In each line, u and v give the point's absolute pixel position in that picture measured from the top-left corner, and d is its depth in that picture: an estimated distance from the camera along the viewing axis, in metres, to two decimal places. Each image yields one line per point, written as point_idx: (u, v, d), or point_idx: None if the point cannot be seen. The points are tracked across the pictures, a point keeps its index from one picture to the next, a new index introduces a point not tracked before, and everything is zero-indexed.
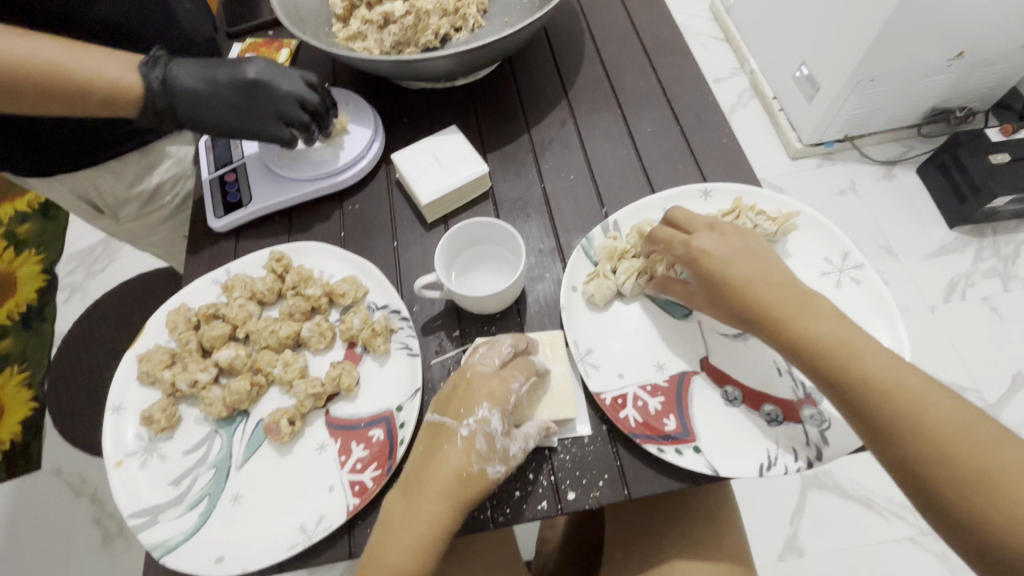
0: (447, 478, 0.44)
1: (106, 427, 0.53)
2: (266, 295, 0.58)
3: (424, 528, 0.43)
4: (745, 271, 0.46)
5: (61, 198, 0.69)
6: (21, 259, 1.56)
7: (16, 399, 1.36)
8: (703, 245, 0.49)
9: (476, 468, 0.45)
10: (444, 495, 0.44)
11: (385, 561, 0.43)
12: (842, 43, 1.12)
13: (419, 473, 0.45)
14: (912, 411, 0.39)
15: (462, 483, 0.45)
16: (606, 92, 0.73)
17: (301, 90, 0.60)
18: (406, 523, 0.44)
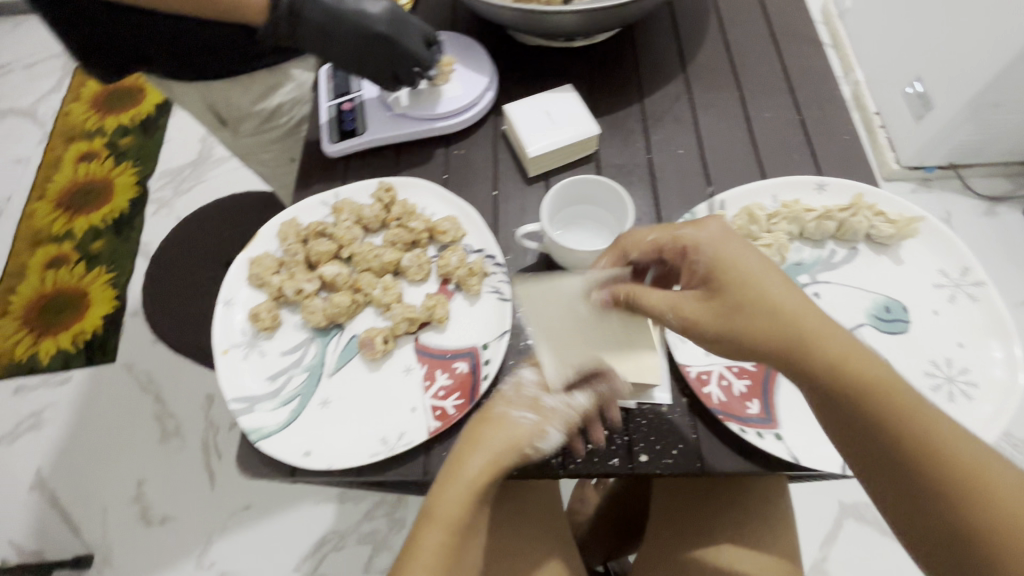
0: (496, 441, 0.47)
1: (217, 317, 0.57)
2: (371, 221, 0.61)
3: (470, 486, 0.46)
4: (763, 286, 0.42)
5: (191, 107, 0.73)
6: (122, 170, 1.70)
7: (100, 296, 1.50)
8: (720, 256, 0.44)
9: (501, 413, 0.49)
10: (488, 454, 0.47)
11: (436, 510, 0.45)
12: (972, 61, 1.05)
13: (475, 433, 0.48)
14: (939, 454, 0.35)
15: (508, 445, 0.47)
16: (725, 73, 0.71)
17: (419, 50, 0.63)
18: (454, 477, 0.46)
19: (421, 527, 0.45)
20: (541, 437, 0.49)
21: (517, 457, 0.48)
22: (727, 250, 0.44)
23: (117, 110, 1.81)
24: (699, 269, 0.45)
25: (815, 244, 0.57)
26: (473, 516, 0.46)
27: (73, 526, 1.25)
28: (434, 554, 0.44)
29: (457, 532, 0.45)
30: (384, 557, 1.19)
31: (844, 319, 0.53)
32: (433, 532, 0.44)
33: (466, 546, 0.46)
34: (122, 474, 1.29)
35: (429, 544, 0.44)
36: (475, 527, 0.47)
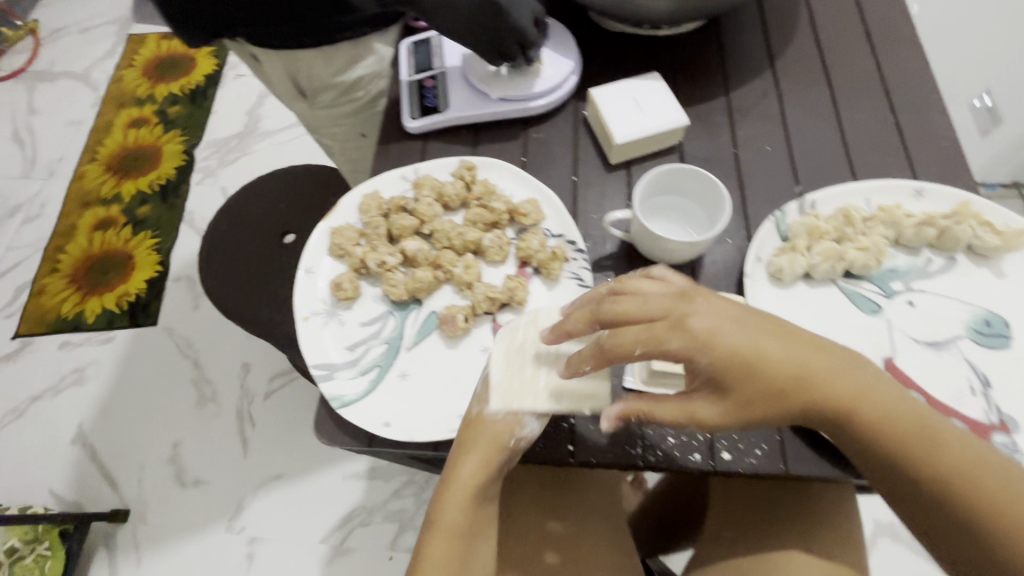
0: (484, 442, 0.46)
1: (299, 284, 0.57)
2: (452, 200, 0.61)
3: (467, 489, 0.47)
4: (744, 343, 0.39)
5: (272, 75, 0.74)
6: (170, 138, 1.73)
7: (145, 260, 1.52)
8: (687, 316, 0.40)
9: (478, 412, 0.48)
10: (478, 457, 0.47)
11: (440, 519, 0.46)
12: None
13: (462, 437, 0.48)
14: (953, 481, 0.39)
15: (495, 445, 0.46)
16: (817, 70, 0.69)
17: (527, 30, 0.61)
18: (452, 483, 0.47)
19: (428, 534, 0.46)
20: (522, 424, 0.47)
21: (507, 452, 0.47)
22: (698, 309, 0.40)
23: (168, 78, 1.84)
24: (673, 343, 0.39)
25: (910, 251, 0.55)
26: (473, 520, 0.47)
27: (111, 481, 1.28)
28: (442, 563, 0.45)
29: (461, 536, 0.46)
30: (407, 536, 1.19)
31: (941, 330, 0.52)
32: (437, 542, 0.45)
33: (472, 549, 0.47)
34: (159, 435, 1.32)
35: (435, 554, 0.45)
36: (478, 531, 0.48)
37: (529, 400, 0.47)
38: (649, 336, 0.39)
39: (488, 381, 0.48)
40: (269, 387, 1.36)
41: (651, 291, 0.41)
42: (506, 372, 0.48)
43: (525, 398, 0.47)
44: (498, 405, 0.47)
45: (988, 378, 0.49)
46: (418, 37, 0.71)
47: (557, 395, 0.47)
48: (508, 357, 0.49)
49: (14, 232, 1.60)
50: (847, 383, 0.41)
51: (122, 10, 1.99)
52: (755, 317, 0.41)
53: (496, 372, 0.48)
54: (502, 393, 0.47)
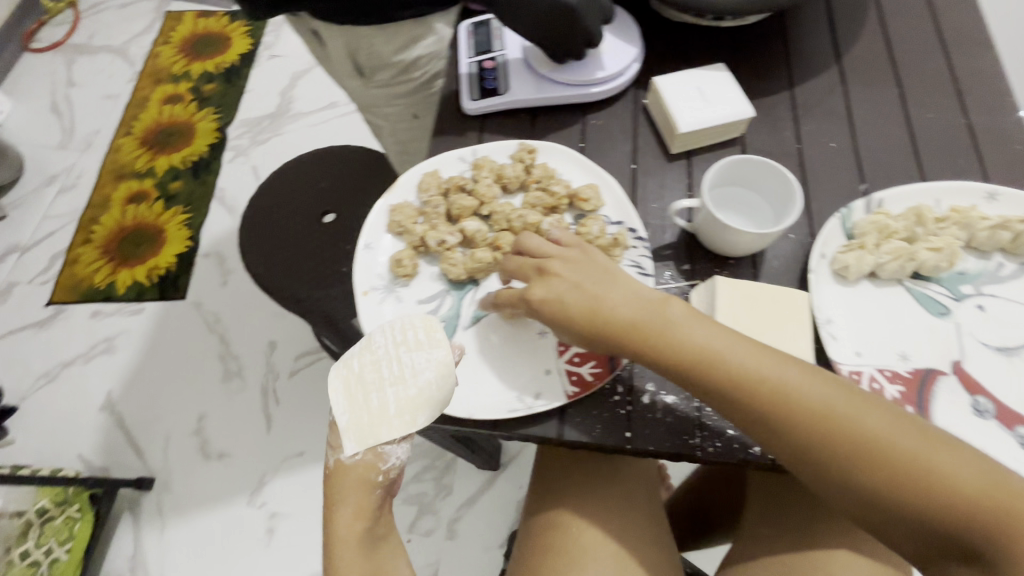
0: (350, 489, 0.46)
1: (359, 259, 0.57)
2: (512, 182, 0.60)
3: (352, 541, 0.45)
4: (618, 301, 0.46)
5: (334, 53, 0.75)
6: (204, 115, 1.74)
7: (176, 235, 1.54)
8: (565, 272, 0.48)
9: (335, 463, 0.47)
10: (349, 505, 0.46)
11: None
12: None
13: (329, 495, 0.46)
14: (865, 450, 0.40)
15: (362, 488, 0.46)
16: (884, 67, 0.67)
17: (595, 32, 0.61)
18: (333, 543, 0.44)
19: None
20: (383, 458, 0.47)
21: (380, 489, 0.47)
22: (557, 276, 0.48)
23: (204, 56, 1.85)
24: (538, 290, 0.48)
25: (981, 255, 0.54)
26: (373, 564, 0.45)
27: (137, 449, 1.30)
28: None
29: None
30: (427, 520, 1.15)
31: (1012, 336, 0.51)
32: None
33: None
34: (185, 407, 1.34)
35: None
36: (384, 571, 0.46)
37: (384, 429, 0.46)
38: (542, 258, 0.49)
39: (338, 425, 0.47)
40: (294, 365, 1.37)
41: (547, 252, 0.50)
42: (354, 407, 0.47)
43: (377, 431, 0.46)
44: (353, 446, 0.46)
45: None
46: (479, 19, 0.71)
47: (400, 413, 0.47)
48: (350, 394, 0.48)
49: (50, 201, 1.63)
50: (713, 341, 0.44)
51: None
52: (620, 286, 0.47)
53: (342, 413, 0.47)
54: (355, 434, 0.47)
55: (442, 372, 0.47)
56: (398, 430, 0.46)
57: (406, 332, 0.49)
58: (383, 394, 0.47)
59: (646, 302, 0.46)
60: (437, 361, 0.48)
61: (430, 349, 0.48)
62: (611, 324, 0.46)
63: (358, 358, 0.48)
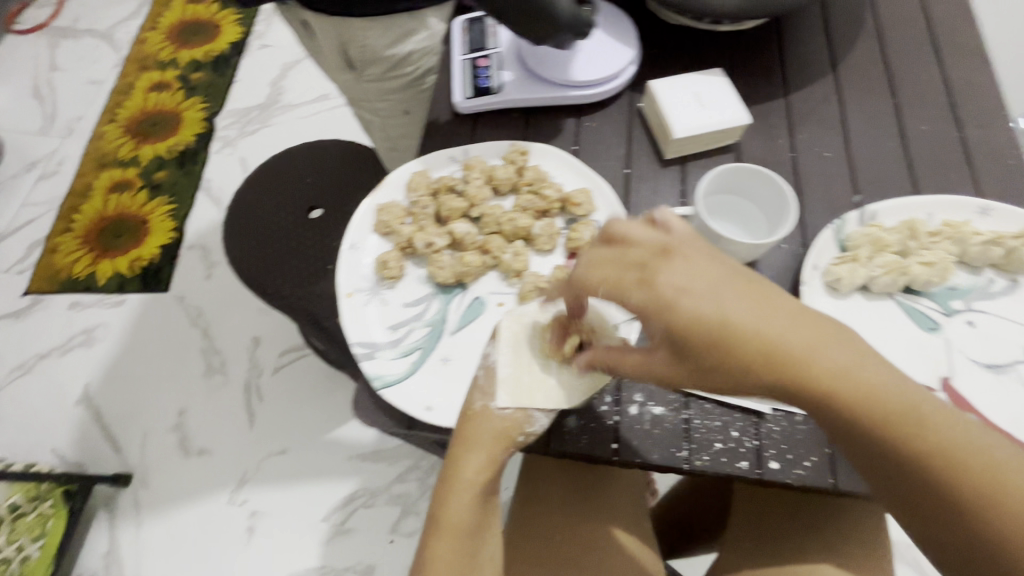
0: (489, 437, 0.44)
1: (343, 259, 0.56)
2: (503, 184, 0.59)
3: (472, 487, 0.43)
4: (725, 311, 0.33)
5: (325, 45, 0.72)
6: (191, 104, 1.70)
7: (160, 225, 1.51)
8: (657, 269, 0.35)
9: (480, 408, 0.45)
10: (484, 453, 0.44)
11: (442, 520, 0.42)
12: None
13: (463, 433, 0.45)
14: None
15: (498, 441, 0.44)
16: (880, 76, 0.67)
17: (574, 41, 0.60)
18: (453, 483, 0.43)
19: (429, 536, 0.43)
20: (530, 420, 0.45)
21: (513, 449, 0.45)
22: (673, 266, 0.35)
23: (192, 43, 1.81)
24: (634, 296, 0.35)
25: (971, 270, 0.54)
26: (479, 519, 0.44)
27: (114, 444, 1.27)
28: (447, 566, 0.42)
29: (468, 537, 0.43)
30: (411, 520, 1.19)
31: (1001, 353, 0.50)
32: (441, 543, 0.42)
33: (476, 549, 0.44)
34: (165, 402, 1.31)
35: (441, 557, 0.42)
36: (484, 530, 0.44)
37: (542, 396, 0.46)
38: (616, 283, 0.36)
39: (496, 373, 0.47)
40: (278, 361, 1.35)
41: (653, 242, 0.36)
42: (516, 369, 0.47)
43: (532, 396, 0.45)
44: (506, 401, 0.45)
45: None
46: (474, 15, 0.69)
47: (558, 388, 0.46)
48: (514, 351, 0.48)
49: (30, 188, 1.58)
50: (834, 357, 0.32)
51: None
52: (748, 285, 0.34)
53: (502, 365, 0.47)
54: (511, 389, 0.46)
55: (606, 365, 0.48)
56: (552, 402, 0.46)
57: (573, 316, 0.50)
58: (544, 364, 0.47)
59: (757, 300, 0.33)
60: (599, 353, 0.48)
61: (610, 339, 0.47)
62: (710, 339, 0.33)
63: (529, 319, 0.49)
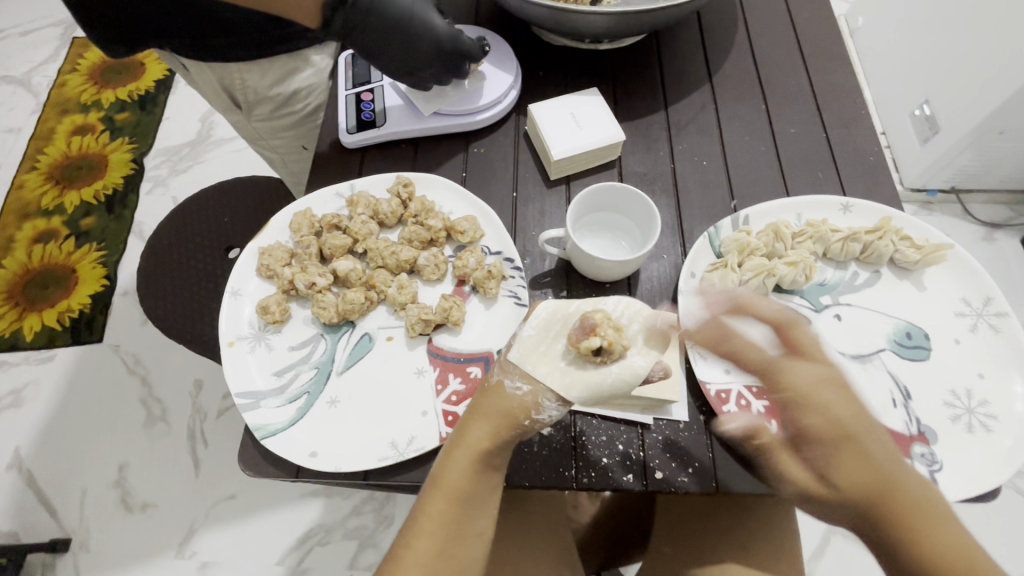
0: (495, 410, 0.44)
1: (224, 308, 0.55)
2: (388, 217, 0.59)
3: (471, 455, 0.43)
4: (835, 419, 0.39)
5: (206, 86, 0.72)
6: (117, 145, 1.58)
7: (89, 273, 1.38)
8: (832, 399, 0.39)
9: (497, 381, 0.45)
10: (488, 424, 0.44)
11: (437, 478, 0.43)
12: (975, 94, 1.10)
13: (478, 399, 0.45)
14: None
15: (504, 413, 0.44)
16: (752, 83, 0.70)
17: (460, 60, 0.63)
18: (455, 446, 0.44)
19: (427, 492, 0.43)
20: (540, 407, 0.44)
21: (521, 429, 0.44)
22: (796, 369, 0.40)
23: (116, 83, 1.68)
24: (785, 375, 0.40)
25: (838, 265, 0.57)
26: (477, 485, 0.43)
27: (50, 508, 1.13)
28: (436, 524, 0.42)
29: (462, 500, 0.43)
30: (370, 553, 1.10)
31: (866, 343, 0.53)
32: (434, 500, 0.42)
33: (471, 518, 0.43)
34: (102, 456, 1.18)
35: (432, 514, 0.42)
36: (482, 501, 0.43)
37: (543, 371, 0.44)
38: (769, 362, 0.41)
39: (518, 333, 0.46)
40: (222, 404, 1.23)
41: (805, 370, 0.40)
42: (537, 331, 0.46)
43: (535, 365, 0.44)
44: (515, 362, 0.45)
45: (908, 390, 0.50)
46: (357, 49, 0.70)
47: (564, 374, 0.44)
48: (550, 321, 0.46)
49: None
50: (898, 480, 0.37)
51: (58, 9, 1.83)
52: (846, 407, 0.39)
53: (531, 328, 0.46)
54: (523, 349, 0.45)
55: (626, 376, 0.43)
56: (550, 382, 0.43)
57: (630, 318, 0.46)
58: (565, 347, 0.45)
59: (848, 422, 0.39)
60: (631, 364, 0.44)
61: (641, 349, 0.44)
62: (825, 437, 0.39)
63: (579, 302, 0.46)
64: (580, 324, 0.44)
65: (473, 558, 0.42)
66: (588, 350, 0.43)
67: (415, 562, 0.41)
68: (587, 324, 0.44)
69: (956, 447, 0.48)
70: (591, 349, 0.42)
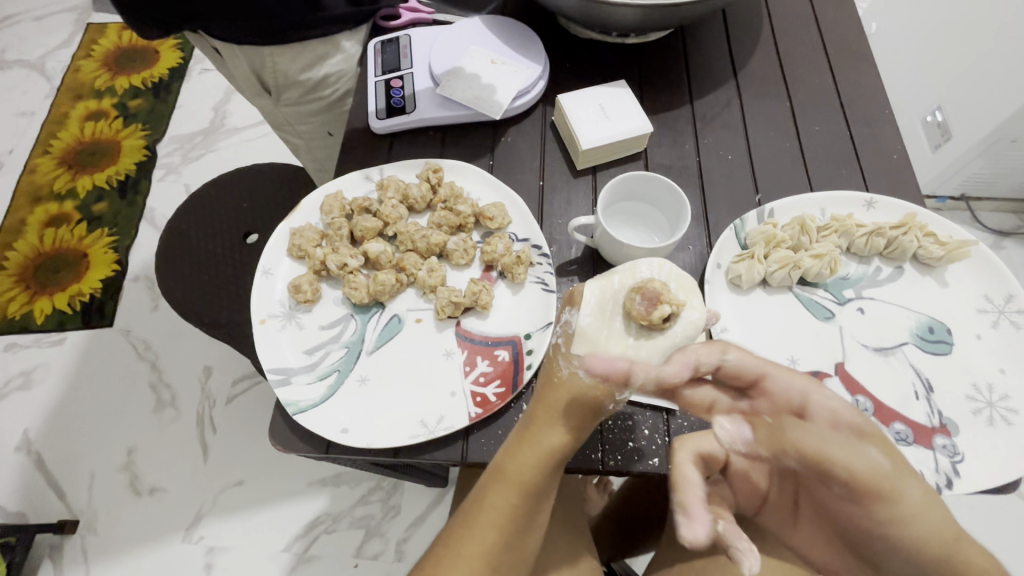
0: (571, 405, 0.45)
1: (256, 286, 0.56)
2: (418, 202, 0.60)
3: (546, 450, 0.45)
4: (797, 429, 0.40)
5: (236, 71, 0.73)
6: (130, 132, 1.58)
7: (101, 258, 1.38)
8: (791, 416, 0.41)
9: (568, 374, 0.46)
10: (567, 422, 0.45)
11: (508, 470, 0.45)
12: (987, 101, 1.11)
13: (549, 393, 0.46)
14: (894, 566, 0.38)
15: (587, 410, 0.45)
16: (776, 80, 0.71)
17: None
18: (531, 442, 0.45)
19: (493, 483, 0.45)
20: (621, 388, 0.44)
21: (597, 417, 0.46)
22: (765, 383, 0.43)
23: (131, 69, 1.69)
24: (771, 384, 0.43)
25: (861, 260, 0.58)
26: (547, 482, 0.45)
27: (59, 490, 1.14)
28: (503, 514, 0.43)
29: (531, 494, 0.44)
30: (376, 542, 1.10)
31: (889, 336, 0.53)
32: (503, 492, 0.44)
33: (536, 509, 0.45)
34: (111, 440, 1.18)
35: (500, 505, 0.44)
36: (547, 496, 0.46)
37: (617, 353, 0.44)
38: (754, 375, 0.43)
39: (575, 325, 0.45)
40: (232, 391, 1.23)
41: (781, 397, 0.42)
42: (595, 315, 0.45)
43: (609, 348, 0.44)
44: (584, 353, 0.45)
45: (930, 382, 0.51)
46: (386, 37, 0.70)
47: (639, 349, 0.44)
48: (601, 303, 0.45)
49: None
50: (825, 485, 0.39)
51: None
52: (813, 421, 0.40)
53: (586, 315, 0.45)
54: (588, 337, 0.45)
55: (692, 332, 0.44)
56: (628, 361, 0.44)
57: (669, 277, 0.45)
58: (627, 322, 0.44)
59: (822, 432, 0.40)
60: (691, 321, 0.44)
61: (695, 302, 0.44)
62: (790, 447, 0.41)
63: (621, 277, 0.45)
64: (642, 295, 0.43)
65: (530, 545, 0.45)
66: (659, 319, 0.43)
67: (479, 548, 0.42)
68: (649, 295, 0.43)
69: (976, 439, 0.49)
70: (662, 318, 0.42)
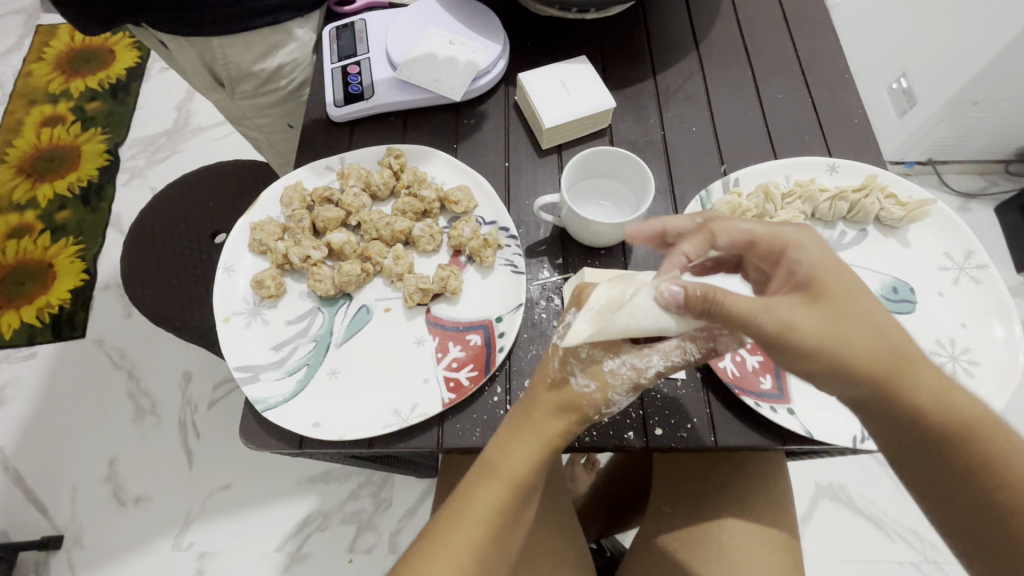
0: (564, 406, 0.45)
1: (218, 283, 0.55)
2: (381, 189, 0.59)
3: (536, 449, 0.45)
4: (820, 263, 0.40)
5: (186, 65, 0.70)
6: (90, 136, 1.53)
7: (68, 268, 1.34)
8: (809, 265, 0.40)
9: (564, 380, 0.45)
10: (558, 422, 0.45)
11: (498, 467, 0.45)
12: (949, 64, 1.12)
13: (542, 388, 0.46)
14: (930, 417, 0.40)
15: (577, 412, 0.45)
16: (737, 49, 0.71)
17: None
18: (519, 440, 0.45)
19: (483, 480, 0.45)
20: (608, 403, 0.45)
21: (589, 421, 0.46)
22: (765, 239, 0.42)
23: (86, 72, 1.63)
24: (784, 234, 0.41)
25: (826, 225, 0.58)
26: (534, 476, 0.45)
27: (41, 506, 1.11)
28: (490, 510, 0.44)
29: (518, 490, 0.45)
30: (369, 536, 1.10)
31: None
32: (493, 489, 0.44)
33: (523, 504, 0.46)
34: (92, 452, 1.16)
35: (486, 500, 0.44)
36: (532, 490, 0.46)
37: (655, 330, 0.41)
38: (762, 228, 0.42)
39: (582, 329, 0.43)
40: (213, 395, 1.21)
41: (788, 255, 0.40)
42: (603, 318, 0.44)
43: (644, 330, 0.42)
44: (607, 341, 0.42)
45: None
46: (341, 22, 0.68)
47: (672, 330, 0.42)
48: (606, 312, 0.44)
49: None
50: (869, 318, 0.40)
51: None
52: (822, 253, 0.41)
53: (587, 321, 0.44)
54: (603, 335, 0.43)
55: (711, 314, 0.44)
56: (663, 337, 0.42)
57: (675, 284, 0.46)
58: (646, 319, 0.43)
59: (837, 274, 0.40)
60: None
61: None
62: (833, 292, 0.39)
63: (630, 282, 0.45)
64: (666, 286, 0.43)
65: (516, 539, 0.46)
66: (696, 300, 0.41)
67: (465, 543, 0.43)
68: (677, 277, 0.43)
69: None
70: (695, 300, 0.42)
